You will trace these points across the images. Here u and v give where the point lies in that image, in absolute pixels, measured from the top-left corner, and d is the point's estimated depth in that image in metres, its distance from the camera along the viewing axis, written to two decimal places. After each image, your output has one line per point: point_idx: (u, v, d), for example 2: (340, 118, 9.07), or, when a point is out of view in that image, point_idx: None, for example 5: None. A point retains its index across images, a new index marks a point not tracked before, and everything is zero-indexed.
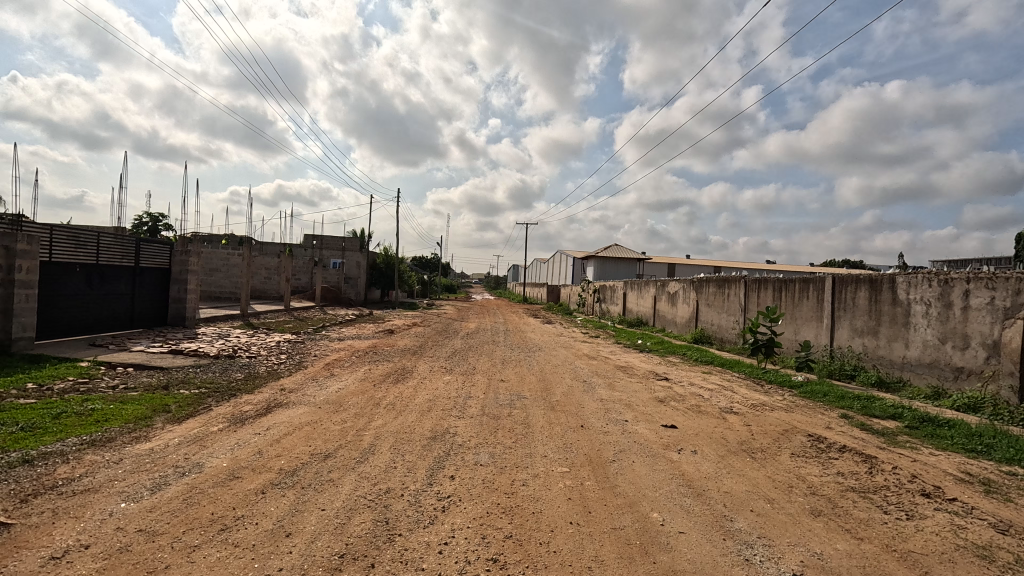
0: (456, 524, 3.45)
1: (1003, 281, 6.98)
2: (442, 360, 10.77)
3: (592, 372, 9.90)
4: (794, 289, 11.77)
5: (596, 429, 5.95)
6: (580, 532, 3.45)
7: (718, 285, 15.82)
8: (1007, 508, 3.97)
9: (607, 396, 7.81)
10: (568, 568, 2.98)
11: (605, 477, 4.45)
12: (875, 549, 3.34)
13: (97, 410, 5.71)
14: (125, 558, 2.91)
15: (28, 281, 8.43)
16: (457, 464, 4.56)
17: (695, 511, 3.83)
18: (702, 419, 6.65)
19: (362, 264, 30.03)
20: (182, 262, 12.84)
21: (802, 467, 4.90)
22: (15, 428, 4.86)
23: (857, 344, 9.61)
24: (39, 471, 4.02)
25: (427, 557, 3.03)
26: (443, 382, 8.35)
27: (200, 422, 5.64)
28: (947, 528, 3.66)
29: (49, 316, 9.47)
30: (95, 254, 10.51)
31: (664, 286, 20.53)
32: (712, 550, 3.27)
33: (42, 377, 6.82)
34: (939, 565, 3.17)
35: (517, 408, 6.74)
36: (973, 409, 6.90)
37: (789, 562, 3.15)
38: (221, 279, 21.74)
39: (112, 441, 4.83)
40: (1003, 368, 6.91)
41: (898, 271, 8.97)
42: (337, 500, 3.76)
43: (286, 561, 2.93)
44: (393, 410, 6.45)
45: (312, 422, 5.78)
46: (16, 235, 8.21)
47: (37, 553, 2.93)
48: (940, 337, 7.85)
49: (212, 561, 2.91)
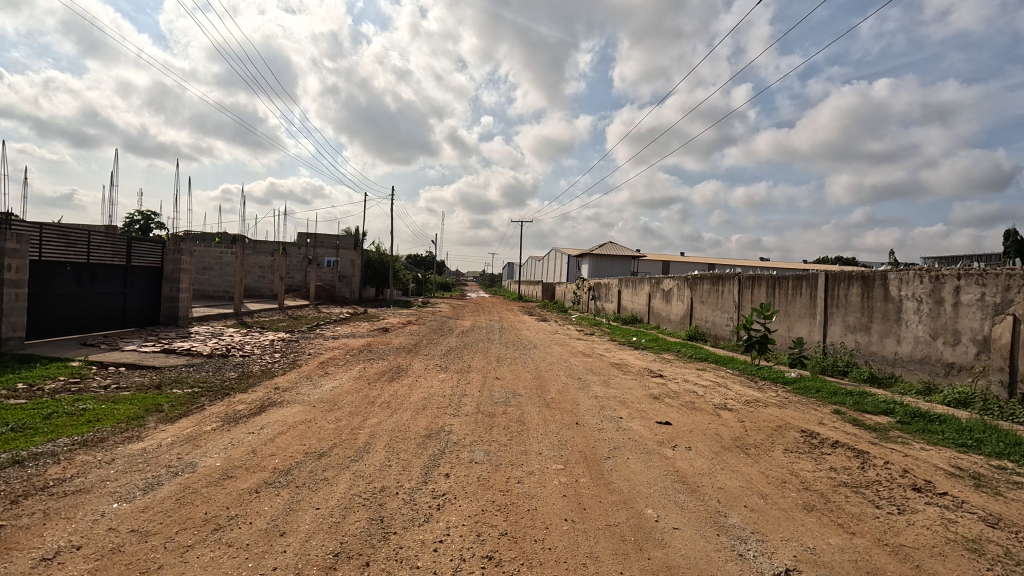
0: (451, 522, 3.45)
1: (993, 277, 7.07)
2: (437, 357, 10.80)
3: (587, 370, 9.89)
4: (788, 286, 11.85)
5: (592, 426, 5.99)
6: (575, 529, 3.45)
7: (712, 282, 15.91)
8: (996, 501, 4.03)
9: (602, 393, 7.83)
10: (563, 565, 2.99)
11: (600, 473, 4.47)
12: (867, 544, 3.37)
13: (89, 410, 5.66)
14: (118, 558, 2.90)
15: (18, 280, 8.35)
16: (453, 462, 4.56)
17: (689, 508, 3.84)
18: (696, 415, 6.69)
19: (357, 262, 30.01)
20: (175, 261, 12.72)
21: (795, 462, 4.94)
22: (5, 428, 4.83)
23: (849, 340, 9.68)
24: (30, 471, 4.00)
25: (422, 555, 3.03)
26: (438, 379, 8.38)
27: (193, 422, 5.60)
28: (938, 521, 3.70)
29: (40, 316, 9.38)
30: (86, 253, 10.41)
31: (658, 283, 20.60)
32: (706, 546, 3.29)
33: (33, 377, 6.75)
34: (930, 559, 3.20)
35: (513, 405, 6.76)
36: (963, 404, 6.96)
37: (783, 557, 3.17)
38: (214, 277, 21.64)
39: (105, 441, 4.80)
40: (993, 363, 6.98)
41: (890, 267, 9.04)
42: (332, 499, 3.75)
43: (280, 561, 2.91)
44: (388, 408, 6.44)
45: (306, 421, 5.74)
46: (6, 234, 8.11)
47: (29, 554, 2.91)
48: (931, 333, 7.93)
49: (205, 561, 2.90)
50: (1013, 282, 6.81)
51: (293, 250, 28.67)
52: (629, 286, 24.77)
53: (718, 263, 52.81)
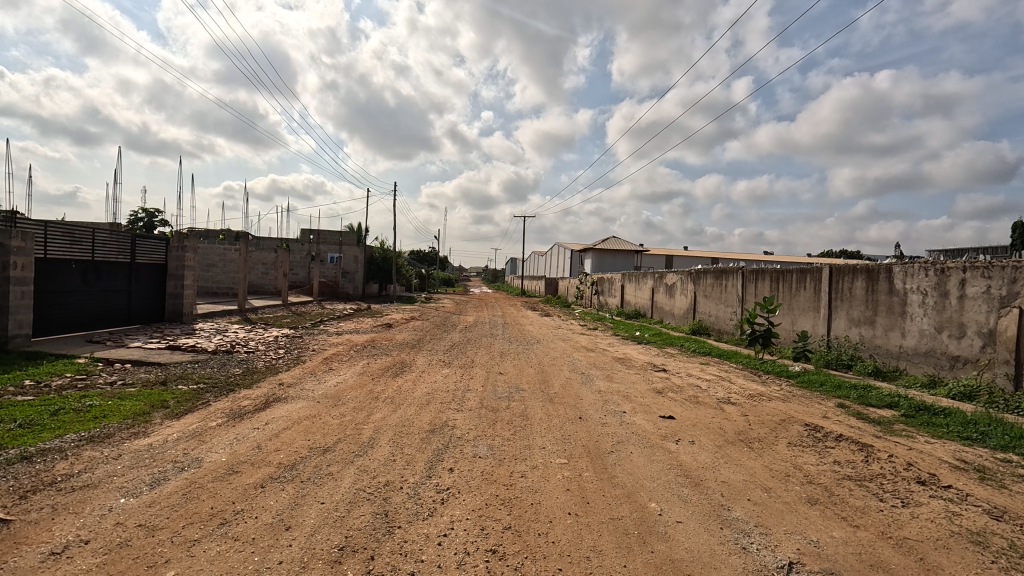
0: (455, 515, 3.47)
1: (999, 270, 7.02)
2: (440, 353, 10.86)
3: (590, 365, 9.88)
4: (792, 280, 11.81)
5: (595, 421, 5.97)
6: (579, 523, 3.46)
7: (715, 276, 15.88)
8: (1001, 494, 4.02)
9: (604, 387, 7.82)
10: (567, 559, 3.00)
11: (603, 468, 4.48)
12: (871, 537, 3.37)
13: (96, 406, 5.72)
14: (125, 553, 2.92)
15: (23, 278, 8.38)
16: (456, 457, 4.57)
17: (692, 501, 3.85)
18: (700, 410, 6.68)
19: (360, 258, 30.13)
20: (178, 258, 12.76)
21: (799, 456, 4.93)
22: (13, 425, 4.86)
23: (853, 334, 9.65)
24: (38, 468, 4.03)
25: (427, 549, 3.05)
26: (442, 374, 8.42)
27: (199, 417, 5.65)
28: (942, 515, 3.69)
29: (46, 314, 9.45)
30: (90, 251, 10.46)
31: (661, 278, 20.60)
32: (709, 539, 3.29)
33: (38, 375, 6.76)
34: (934, 552, 3.20)
35: (516, 400, 6.78)
36: (968, 397, 6.93)
37: (786, 550, 3.18)
38: (217, 273, 21.70)
39: (111, 437, 4.84)
40: (999, 356, 6.94)
41: (894, 261, 8.99)
42: (337, 493, 3.78)
43: (285, 555, 2.93)
44: (392, 404, 6.44)
45: (311, 417, 5.78)
46: (11, 232, 8.14)
47: (38, 549, 2.94)
48: (936, 326, 7.88)
49: (212, 555, 2.92)
50: (1019, 274, 6.75)
51: (295, 247, 28.74)
52: (631, 282, 24.82)
53: (721, 258, 52.71)
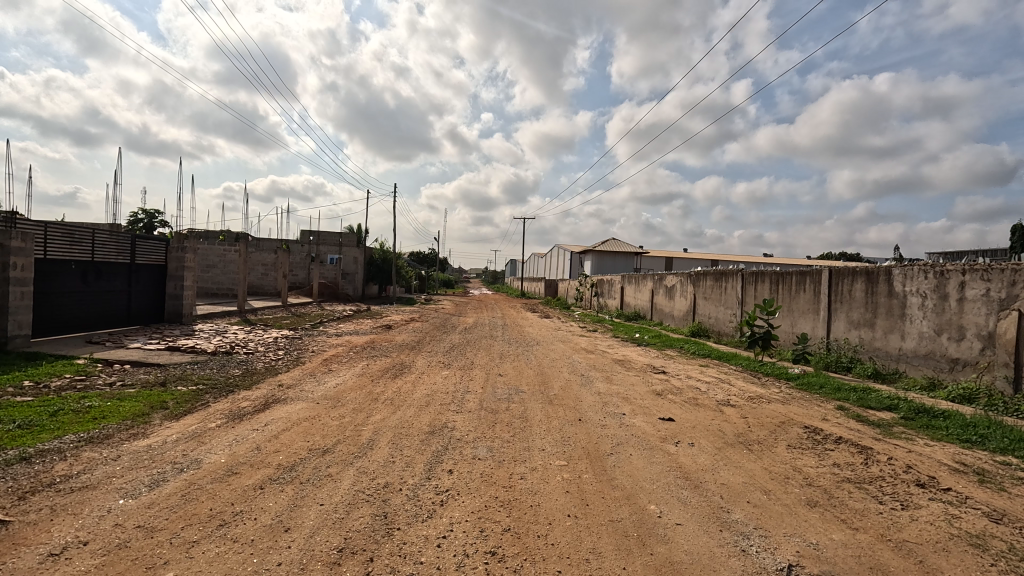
0: (454, 517, 3.47)
1: (999, 273, 7.04)
2: (439, 354, 10.88)
3: (590, 366, 9.89)
4: (791, 282, 11.82)
5: (594, 422, 5.98)
6: (578, 525, 3.46)
7: (715, 278, 15.89)
8: (1001, 497, 4.02)
9: (604, 389, 7.82)
10: (566, 561, 3.00)
11: (603, 470, 4.48)
12: (870, 540, 3.37)
13: (95, 407, 5.72)
14: (124, 554, 2.92)
15: (23, 278, 8.38)
16: (456, 459, 4.57)
17: (692, 504, 3.85)
18: (700, 412, 6.68)
19: (360, 259, 30.15)
20: (178, 259, 12.76)
21: (799, 458, 4.93)
22: (12, 425, 4.85)
23: (853, 336, 9.66)
24: (37, 468, 4.02)
25: (426, 550, 3.05)
26: (441, 375, 8.43)
27: (198, 419, 5.65)
28: (941, 517, 3.69)
29: (46, 314, 9.44)
30: (90, 252, 10.47)
31: (660, 280, 20.62)
32: (708, 542, 3.29)
33: (37, 375, 6.76)
34: (934, 554, 3.20)
35: (515, 402, 6.78)
36: (968, 400, 6.94)
37: (786, 553, 3.17)
38: (217, 274, 21.70)
39: (110, 438, 4.83)
40: (998, 359, 6.95)
41: (894, 263, 9.01)
42: (336, 494, 3.77)
43: (284, 557, 2.93)
44: (391, 405, 6.44)
45: (310, 418, 5.78)
46: (11, 232, 8.14)
47: (36, 550, 2.93)
48: (936, 329, 7.88)
49: (211, 557, 2.92)
50: (1019, 277, 6.76)
51: (295, 247, 28.76)
52: (631, 283, 24.84)
53: (720, 260, 52.78)
